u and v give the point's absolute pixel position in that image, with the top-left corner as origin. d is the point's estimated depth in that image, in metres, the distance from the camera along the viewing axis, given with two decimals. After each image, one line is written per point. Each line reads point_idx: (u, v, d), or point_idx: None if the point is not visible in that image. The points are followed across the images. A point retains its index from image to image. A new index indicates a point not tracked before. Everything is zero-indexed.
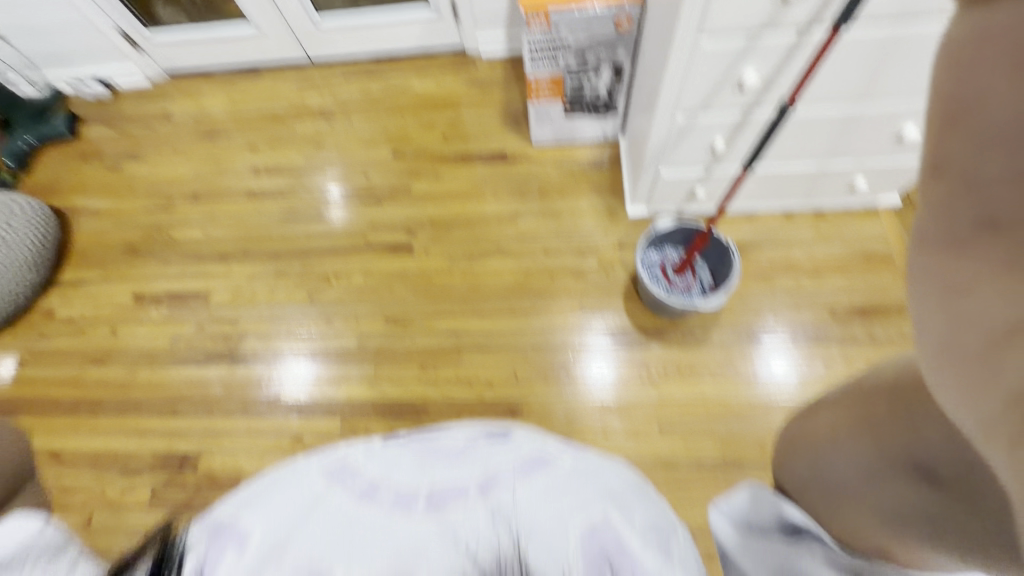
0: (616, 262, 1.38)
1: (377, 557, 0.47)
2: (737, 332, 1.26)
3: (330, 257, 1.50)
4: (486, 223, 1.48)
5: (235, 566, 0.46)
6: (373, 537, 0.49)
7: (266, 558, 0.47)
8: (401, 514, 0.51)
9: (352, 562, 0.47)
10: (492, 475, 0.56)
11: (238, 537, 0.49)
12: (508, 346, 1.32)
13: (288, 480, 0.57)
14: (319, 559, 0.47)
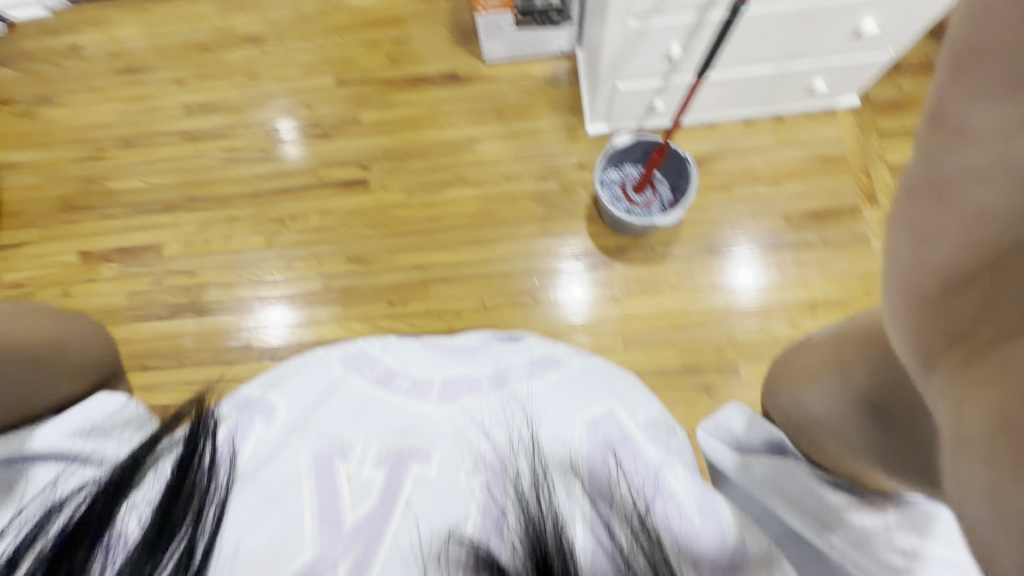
0: (577, 183, 1.36)
1: (399, 433, 0.57)
2: (697, 246, 1.29)
3: (283, 198, 1.44)
4: (442, 151, 1.42)
5: (267, 437, 0.58)
6: (392, 418, 0.59)
7: (296, 432, 0.57)
8: (417, 400, 0.61)
9: (374, 438, 0.57)
10: (505, 374, 0.64)
11: (267, 415, 0.60)
12: (474, 276, 1.32)
13: (313, 364, 0.65)
14: (341, 433, 0.57)
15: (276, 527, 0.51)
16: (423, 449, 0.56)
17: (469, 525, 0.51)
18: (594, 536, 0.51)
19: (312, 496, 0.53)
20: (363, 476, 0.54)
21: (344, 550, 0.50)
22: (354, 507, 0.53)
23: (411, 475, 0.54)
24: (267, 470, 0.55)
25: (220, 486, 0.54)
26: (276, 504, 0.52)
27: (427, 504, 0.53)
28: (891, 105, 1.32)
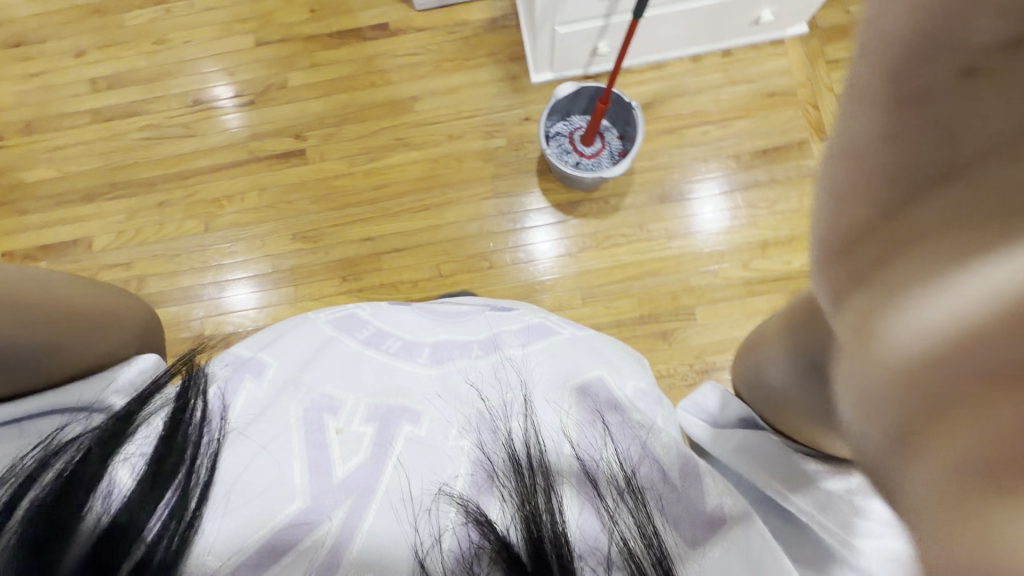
0: (525, 138, 1.31)
1: (393, 391, 0.57)
2: (649, 195, 1.27)
3: (214, 177, 1.34)
4: (380, 113, 1.33)
5: (256, 394, 0.57)
6: (385, 376, 0.59)
7: (284, 391, 0.56)
8: (408, 361, 0.61)
9: (366, 395, 0.57)
10: (495, 339, 0.65)
11: (256, 372, 0.58)
12: (427, 243, 1.28)
13: (303, 327, 0.65)
14: (331, 391, 0.56)
15: (262, 479, 0.51)
16: (415, 409, 0.56)
17: (458, 483, 0.52)
18: (579, 492, 0.51)
19: (299, 451, 0.52)
20: (352, 431, 0.54)
21: (337, 501, 0.50)
22: (343, 462, 0.52)
23: (401, 432, 0.54)
24: (254, 427, 0.54)
25: (211, 437, 0.52)
26: (264, 460, 0.52)
27: (416, 461, 0.53)
28: (840, 32, 1.28)
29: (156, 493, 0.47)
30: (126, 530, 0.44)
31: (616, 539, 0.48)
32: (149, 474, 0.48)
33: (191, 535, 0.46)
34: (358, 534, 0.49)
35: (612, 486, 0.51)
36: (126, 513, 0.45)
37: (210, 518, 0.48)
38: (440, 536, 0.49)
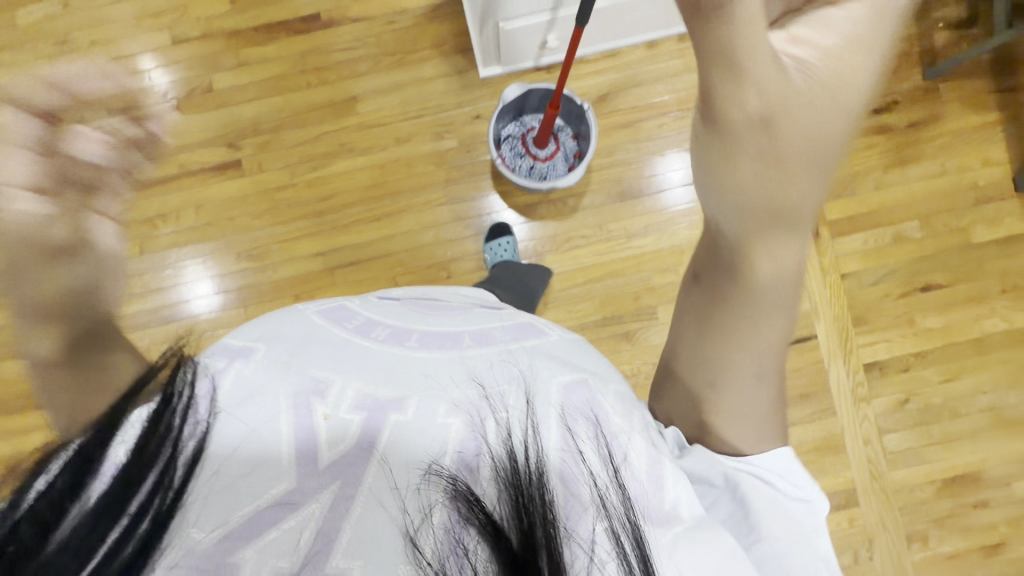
0: (476, 138, 1.24)
1: (382, 374, 0.48)
2: (608, 193, 1.23)
3: (144, 195, 1.24)
4: (319, 116, 1.24)
5: (248, 377, 0.47)
6: (376, 360, 0.50)
7: (275, 376, 0.47)
8: (395, 345, 0.51)
9: (356, 379, 0.48)
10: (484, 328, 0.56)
11: (245, 352, 0.49)
12: (382, 255, 1.22)
13: (291, 317, 0.55)
14: (320, 373, 0.48)
15: (252, 466, 0.42)
16: (402, 394, 0.47)
17: (450, 466, 0.43)
18: (569, 478, 0.44)
19: (285, 437, 0.44)
20: (341, 418, 0.45)
21: (321, 487, 0.42)
22: (331, 448, 0.44)
23: (389, 422, 0.45)
24: (248, 415, 0.45)
25: (195, 423, 0.41)
26: (253, 451, 0.43)
27: (399, 445, 0.44)
28: None
29: (133, 485, 0.36)
30: (90, 528, 0.34)
31: (611, 524, 0.41)
32: (133, 459, 0.37)
33: (161, 540, 0.37)
34: (344, 521, 0.40)
35: (607, 467, 0.45)
36: (98, 506, 0.35)
37: (196, 512, 0.39)
38: (428, 515, 0.40)
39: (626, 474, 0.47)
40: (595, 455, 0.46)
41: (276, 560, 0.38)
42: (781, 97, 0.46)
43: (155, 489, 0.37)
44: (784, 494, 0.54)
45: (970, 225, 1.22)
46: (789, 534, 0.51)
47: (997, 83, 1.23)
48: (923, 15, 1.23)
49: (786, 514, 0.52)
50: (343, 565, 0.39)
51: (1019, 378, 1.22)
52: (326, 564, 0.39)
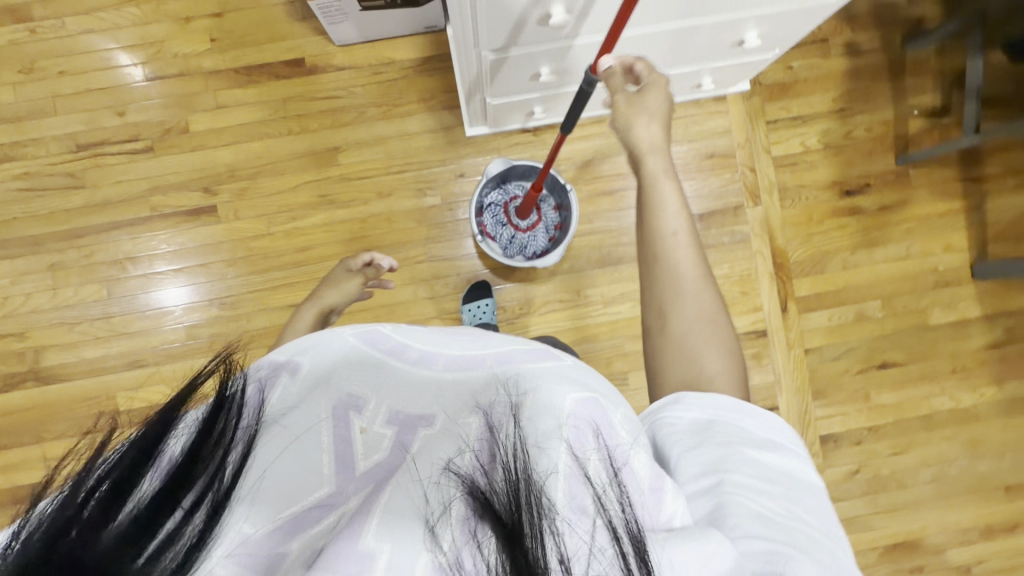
0: (459, 196, 1.23)
1: (411, 392, 0.49)
2: (588, 259, 1.25)
3: (114, 235, 1.21)
4: (300, 166, 1.22)
5: (292, 391, 0.47)
6: (406, 378, 0.50)
7: (317, 389, 0.47)
8: (424, 368, 0.51)
9: (393, 396, 0.48)
10: (513, 344, 0.53)
11: (291, 361, 0.49)
12: (358, 309, 1.21)
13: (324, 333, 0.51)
14: (357, 387, 0.48)
15: (292, 475, 0.42)
16: (432, 410, 0.48)
17: (467, 459, 0.41)
18: (571, 478, 0.40)
19: (325, 448, 0.44)
20: (375, 433, 0.46)
21: (359, 489, 0.43)
22: (366, 457, 0.45)
23: (419, 437, 0.46)
24: (293, 423, 0.45)
25: (246, 428, 0.39)
26: (297, 456, 0.44)
27: (428, 451, 0.44)
28: (781, 90, 1.26)
29: (190, 480, 0.35)
30: (149, 521, 0.32)
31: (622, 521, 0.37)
32: (192, 456, 0.35)
33: (209, 538, 0.34)
34: (373, 512, 0.39)
35: (613, 472, 0.42)
36: (157, 500, 0.33)
37: (240, 512, 0.38)
38: (446, 508, 0.39)
39: (638, 480, 0.43)
40: (602, 457, 0.43)
41: (317, 543, 0.39)
42: (628, 98, 0.68)
43: (207, 490, 0.35)
44: (791, 481, 0.47)
45: (928, 306, 1.28)
46: (791, 524, 0.43)
47: (963, 172, 1.28)
48: (901, 100, 1.27)
49: (790, 504, 0.44)
50: (372, 545, 0.37)
51: (963, 453, 1.29)
52: (360, 540, 0.37)
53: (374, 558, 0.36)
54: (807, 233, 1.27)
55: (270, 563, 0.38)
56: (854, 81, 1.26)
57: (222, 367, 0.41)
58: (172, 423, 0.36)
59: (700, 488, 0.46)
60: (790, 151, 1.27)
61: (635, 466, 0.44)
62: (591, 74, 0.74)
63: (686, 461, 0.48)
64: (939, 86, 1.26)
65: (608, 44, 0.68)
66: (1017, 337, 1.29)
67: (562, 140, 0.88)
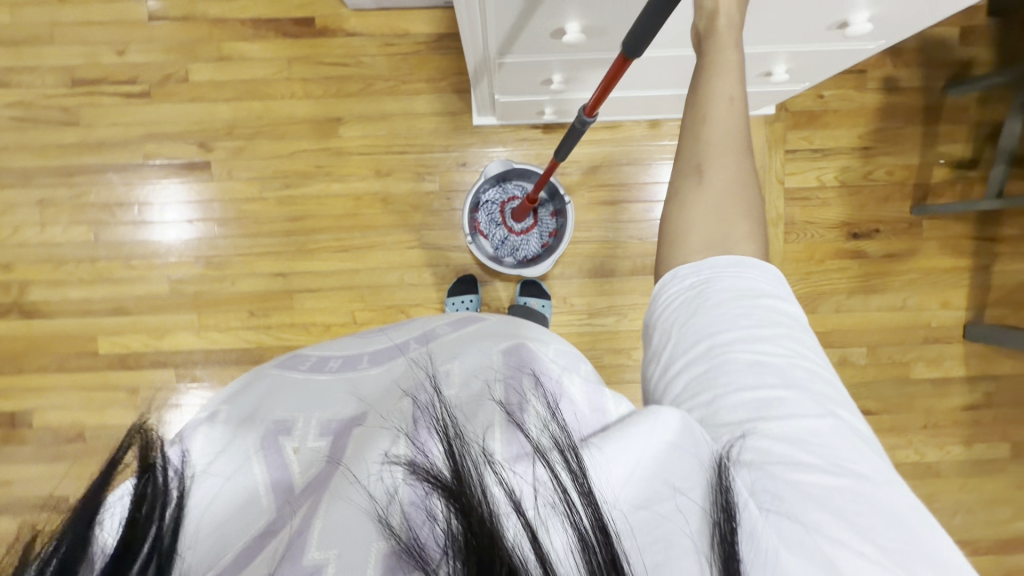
0: (458, 186, 1.20)
1: (337, 400, 0.48)
2: (581, 267, 1.22)
3: (105, 178, 1.19)
4: (300, 133, 1.19)
5: (217, 437, 0.45)
6: (333, 386, 0.49)
7: (242, 428, 0.45)
8: (350, 370, 0.52)
9: (319, 408, 0.47)
10: (426, 329, 0.57)
11: (210, 415, 0.47)
12: (342, 287, 1.20)
13: (246, 375, 0.52)
14: (283, 411, 0.46)
15: (230, 512, 0.40)
16: (360, 408, 0.47)
17: (405, 447, 0.38)
18: (511, 440, 0.38)
19: (259, 479, 0.42)
20: (310, 449, 0.44)
21: (300, 504, 0.40)
22: (304, 475, 0.43)
23: (353, 434, 0.44)
24: (221, 467, 0.42)
25: (175, 483, 0.39)
26: (233, 496, 0.41)
27: (361, 450, 0.41)
28: (807, 118, 1.21)
29: (134, 550, 0.33)
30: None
31: (555, 439, 0.37)
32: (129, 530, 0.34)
33: None
34: (317, 518, 0.36)
35: (550, 409, 0.41)
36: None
37: (188, 562, 0.36)
38: (393, 496, 0.36)
39: (577, 405, 0.45)
40: (539, 407, 0.41)
41: (259, 569, 0.35)
42: None
43: (150, 553, 0.34)
44: (788, 327, 0.46)
45: (914, 360, 1.26)
46: (788, 364, 0.44)
47: (977, 229, 1.24)
48: (929, 147, 1.22)
49: (784, 346, 0.45)
50: (319, 559, 0.34)
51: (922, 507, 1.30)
52: (303, 559, 0.34)
53: (321, 573, 0.34)
54: (806, 271, 1.24)
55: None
56: (883, 119, 1.21)
57: (138, 440, 0.39)
58: (100, 505, 0.35)
59: (695, 354, 0.46)
60: (804, 183, 1.22)
61: (574, 409, 0.44)
62: (584, 115, 0.70)
63: (681, 333, 0.48)
64: (971, 137, 1.21)
65: (604, 90, 0.64)
66: (996, 402, 1.28)
67: (556, 166, 0.85)
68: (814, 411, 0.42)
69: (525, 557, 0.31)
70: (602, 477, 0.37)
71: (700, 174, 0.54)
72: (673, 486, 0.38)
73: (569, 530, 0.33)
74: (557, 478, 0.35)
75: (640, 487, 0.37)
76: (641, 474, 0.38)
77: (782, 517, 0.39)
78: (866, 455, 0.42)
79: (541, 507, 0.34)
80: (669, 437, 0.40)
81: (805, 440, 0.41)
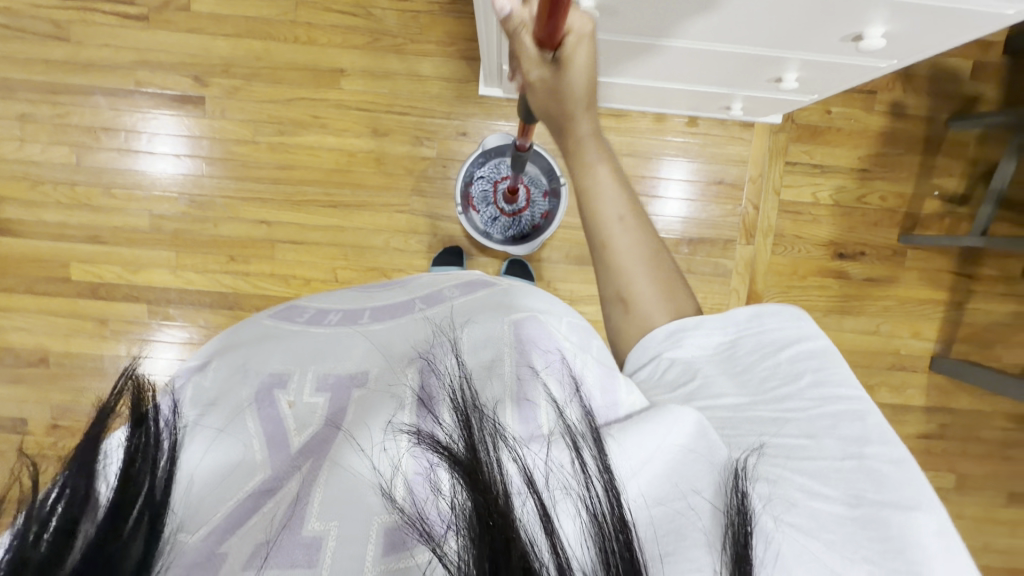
0: (456, 156, 1.18)
1: (338, 355, 0.46)
2: (568, 253, 1.21)
3: (92, 101, 1.15)
4: (299, 80, 1.16)
5: (208, 387, 0.44)
6: (334, 341, 0.47)
7: (235, 380, 0.44)
8: (348, 326, 0.49)
9: (316, 362, 0.45)
10: (434, 287, 0.54)
11: (201, 364, 0.46)
12: (326, 243, 1.19)
13: (237, 330, 0.49)
14: (278, 365, 0.45)
15: (221, 469, 0.39)
16: (363, 367, 0.45)
17: (411, 419, 0.39)
18: (520, 421, 0.40)
19: (253, 433, 0.41)
20: (305, 405, 0.43)
21: (295, 466, 0.40)
22: (300, 432, 0.41)
23: (353, 397, 0.43)
24: (215, 419, 0.42)
25: (167, 434, 0.37)
26: (224, 451, 0.40)
27: (364, 416, 0.41)
28: (810, 133, 1.21)
29: (127, 506, 0.33)
30: (97, 553, 0.30)
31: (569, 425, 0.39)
32: (124, 484, 0.33)
33: (156, 553, 0.32)
34: (317, 487, 0.37)
35: (571, 394, 0.42)
36: (102, 530, 0.31)
37: (180, 517, 0.36)
38: (397, 468, 0.37)
39: (589, 390, 0.44)
40: (548, 391, 0.41)
41: (255, 535, 0.36)
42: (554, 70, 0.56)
43: (142, 508, 0.33)
44: (814, 373, 0.50)
45: (878, 385, 1.29)
46: (813, 413, 0.48)
47: (958, 265, 1.26)
48: (925, 178, 1.23)
49: (809, 396, 0.48)
50: (318, 529, 0.35)
51: None
52: (302, 529, 0.35)
53: (321, 544, 0.35)
54: (787, 284, 1.25)
55: (212, 563, 0.34)
56: (884, 144, 1.22)
57: (131, 386, 0.38)
58: (99, 452, 0.34)
59: (725, 401, 0.50)
60: (799, 198, 1.23)
61: (586, 394, 0.43)
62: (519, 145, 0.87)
63: (716, 379, 0.52)
64: (966, 174, 1.23)
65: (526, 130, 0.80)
66: (949, 435, 1.32)
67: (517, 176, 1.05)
68: (839, 452, 0.45)
69: (536, 536, 0.32)
70: (620, 469, 0.38)
71: (626, 302, 0.60)
72: (684, 487, 0.40)
73: (583, 515, 0.34)
74: (578, 462, 0.36)
75: (653, 483, 0.39)
76: (656, 472, 0.40)
77: (789, 532, 0.41)
78: (894, 483, 0.43)
79: (552, 489, 0.35)
80: (686, 439, 0.42)
81: (824, 474, 0.44)
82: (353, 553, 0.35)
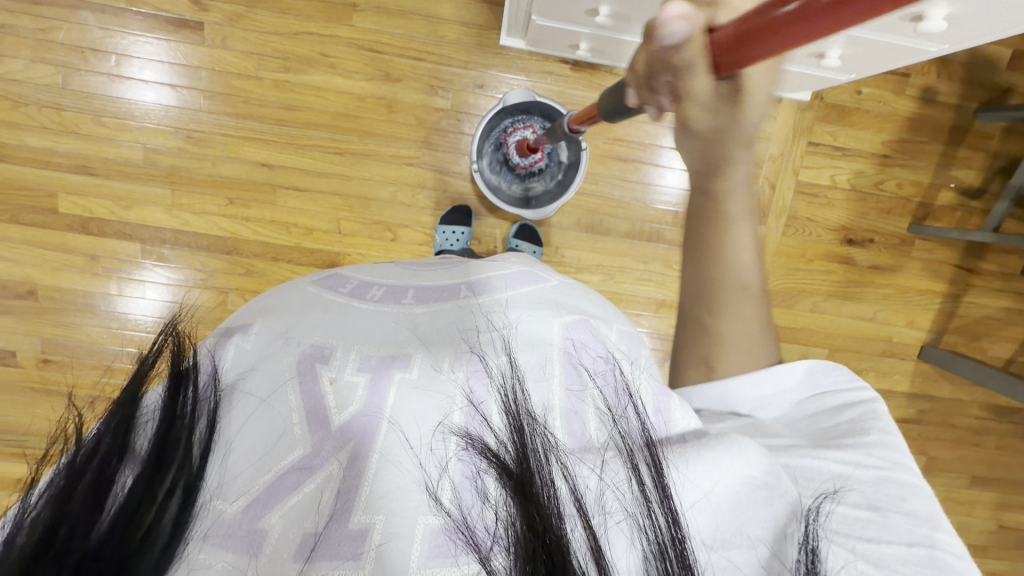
0: (470, 108, 1.13)
1: (382, 334, 0.43)
2: (579, 220, 1.19)
3: (81, 17, 1.06)
4: (310, 12, 1.08)
5: (248, 351, 0.42)
6: (378, 319, 0.44)
7: (276, 349, 0.42)
8: (391, 304, 0.46)
9: (360, 339, 0.43)
10: (484, 273, 0.50)
11: (243, 325, 0.44)
12: (330, 193, 1.14)
13: (279, 291, 0.47)
14: (320, 336, 0.42)
15: (260, 443, 0.39)
16: (407, 351, 0.43)
17: (466, 422, 0.39)
18: (575, 438, 0.40)
19: (294, 407, 0.40)
20: (347, 383, 0.41)
21: (337, 449, 0.39)
22: (340, 412, 0.40)
23: (395, 382, 0.41)
24: (255, 387, 0.41)
25: (204, 401, 0.39)
26: (263, 424, 0.39)
27: (411, 407, 0.40)
28: (838, 113, 1.18)
29: (163, 470, 0.35)
30: (134, 510, 0.33)
31: (621, 442, 0.40)
32: (159, 448, 0.36)
33: (191, 518, 0.35)
34: (365, 481, 0.37)
35: (622, 404, 0.42)
36: (135, 488, 0.34)
37: (215, 486, 0.37)
38: (444, 471, 0.37)
39: (641, 407, 0.43)
40: (596, 402, 0.42)
41: (301, 522, 0.36)
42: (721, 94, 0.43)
43: (179, 474, 0.36)
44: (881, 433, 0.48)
45: (867, 370, 1.32)
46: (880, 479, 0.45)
47: (962, 259, 1.27)
48: (945, 168, 1.21)
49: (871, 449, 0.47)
50: (364, 523, 0.36)
51: None
52: (348, 521, 0.36)
53: (367, 537, 0.35)
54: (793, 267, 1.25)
55: (252, 539, 0.35)
56: (910, 130, 1.19)
57: (170, 344, 0.41)
58: (135, 410, 0.37)
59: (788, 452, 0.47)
60: (816, 179, 1.21)
61: (640, 408, 0.43)
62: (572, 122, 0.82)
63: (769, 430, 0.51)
64: (984, 167, 1.22)
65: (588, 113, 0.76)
66: (925, 420, 1.38)
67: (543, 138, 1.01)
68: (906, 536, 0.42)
69: (587, 565, 0.33)
70: (683, 500, 0.39)
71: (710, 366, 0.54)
72: (749, 541, 0.38)
73: (636, 542, 0.35)
74: (636, 486, 0.37)
75: (715, 528, 0.38)
76: (717, 516, 0.39)
77: None
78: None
79: (605, 514, 0.37)
80: (751, 482, 0.41)
81: (879, 557, 0.40)
82: (400, 550, 0.35)
